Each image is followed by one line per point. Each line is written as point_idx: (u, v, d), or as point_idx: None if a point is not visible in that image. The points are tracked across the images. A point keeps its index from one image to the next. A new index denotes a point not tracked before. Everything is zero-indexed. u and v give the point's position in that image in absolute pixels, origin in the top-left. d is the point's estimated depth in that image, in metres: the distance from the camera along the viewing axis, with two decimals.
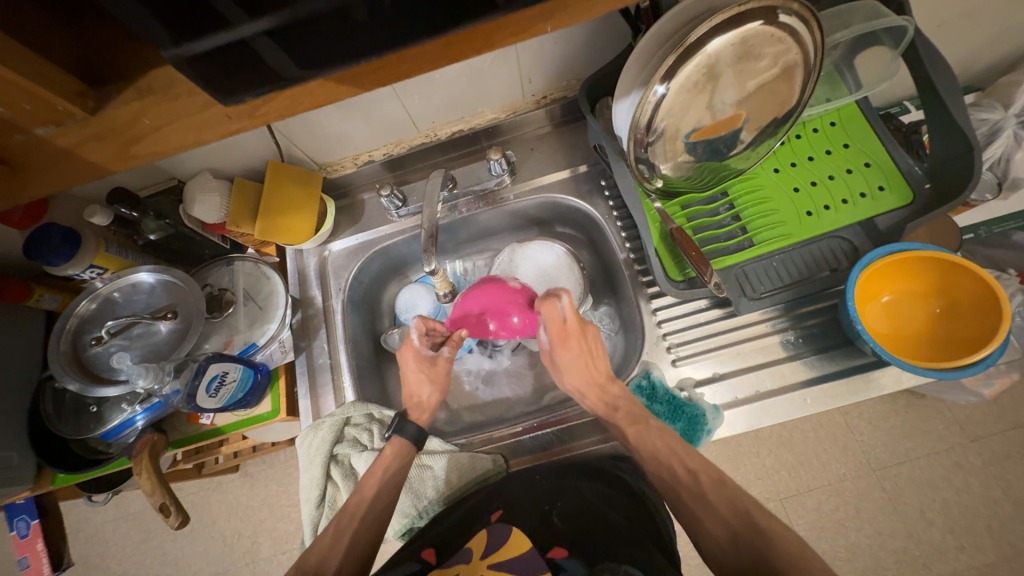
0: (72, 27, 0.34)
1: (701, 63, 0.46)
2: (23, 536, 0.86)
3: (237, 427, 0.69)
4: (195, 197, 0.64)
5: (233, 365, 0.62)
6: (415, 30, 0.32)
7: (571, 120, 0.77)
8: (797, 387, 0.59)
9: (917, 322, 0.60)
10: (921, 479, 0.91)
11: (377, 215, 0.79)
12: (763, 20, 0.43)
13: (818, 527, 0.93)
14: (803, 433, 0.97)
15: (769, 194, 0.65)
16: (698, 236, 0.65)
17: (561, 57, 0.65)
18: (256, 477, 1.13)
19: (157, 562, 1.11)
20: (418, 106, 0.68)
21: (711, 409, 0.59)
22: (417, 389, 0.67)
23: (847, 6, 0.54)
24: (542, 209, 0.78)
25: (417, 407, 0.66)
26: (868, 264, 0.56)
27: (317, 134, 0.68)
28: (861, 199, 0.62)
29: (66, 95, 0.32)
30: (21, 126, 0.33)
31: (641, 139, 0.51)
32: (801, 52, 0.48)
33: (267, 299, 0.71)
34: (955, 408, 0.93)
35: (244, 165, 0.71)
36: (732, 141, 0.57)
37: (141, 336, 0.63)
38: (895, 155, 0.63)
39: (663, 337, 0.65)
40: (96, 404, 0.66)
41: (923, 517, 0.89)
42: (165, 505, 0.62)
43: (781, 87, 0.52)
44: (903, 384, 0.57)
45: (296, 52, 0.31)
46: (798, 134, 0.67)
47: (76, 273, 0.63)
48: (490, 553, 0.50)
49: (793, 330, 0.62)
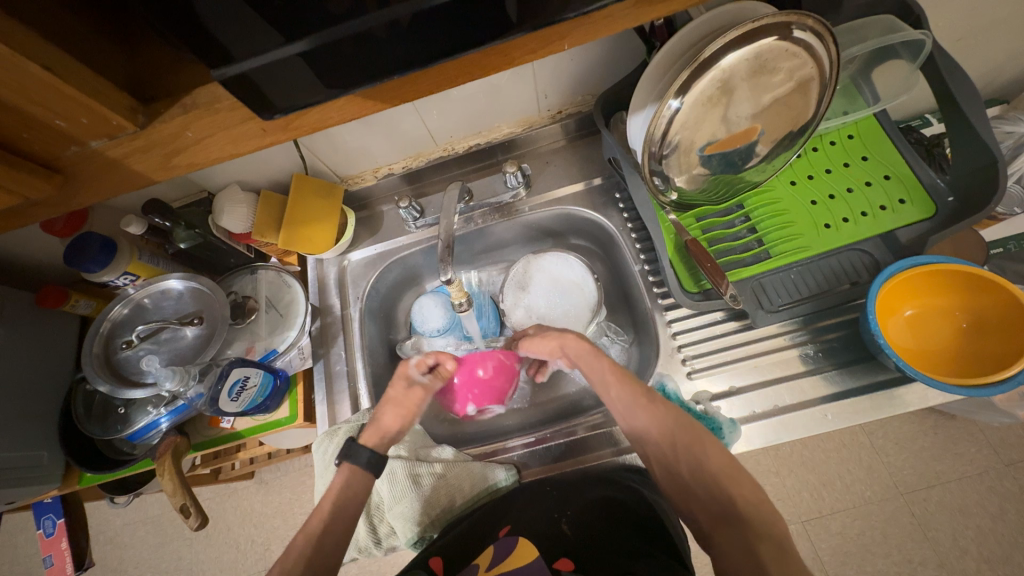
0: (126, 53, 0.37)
1: (715, 78, 0.47)
2: (49, 535, 0.89)
3: (257, 431, 0.70)
4: (224, 207, 0.67)
5: (254, 370, 0.63)
6: (440, 50, 0.34)
7: (587, 134, 0.78)
8: (817, 402, 0.58)
9: (942, 338, 0.58)
10: (952, 505, 0.87)
11: (394, 226, 0.81)
12: (778, 34, 0.44)
13: (843, 553, 0.89)
14: (826, 452, 0.94)
15: (786, 206, 0.65)
16: (714, 248, 0.65)
17: (575, 73, 0.67)
18: (271, 484, 1.15)
19: (172, 566, 1.12)
20: (437, 120, 0.70)
21: (729, 423, 0.58)
22: (390, 420, 0.59)
23: (862, 21, 0.55)
24: (557, 220, 0.79)
25: (375, 432, 0.58)
26: (890, 277, 0.55)
27: (340, 148, 0.71)
28: (881, 212, 0.61)
29: (119, 111, 0.34)
30: (78, 139, 0.35)
31: (656, 152, 0.52)
32: (816, 66, 0.48)
33: (288, 306, 0.73)
34: (986, 429, 0.90)
35: (270, 177, 0.74)
36: (747, 153, 0.57)
37: (169, 340, 0.65)
38: (916, 168, 0.62)
39: (678, 350, 0.64)
40: (124, 406, 0.68)
41: (955, 545, 0.85)
42: (184, 507, 0.63)
43: (797, 100, 0.52)
44: (929, 402, 0.55)
45: (327, 73, 0.34)
46: (815, 147, 0.67)
47: (110, 279, 0.66)
48: (495, 565, 0.49)
49: (812, 344, 0.61)
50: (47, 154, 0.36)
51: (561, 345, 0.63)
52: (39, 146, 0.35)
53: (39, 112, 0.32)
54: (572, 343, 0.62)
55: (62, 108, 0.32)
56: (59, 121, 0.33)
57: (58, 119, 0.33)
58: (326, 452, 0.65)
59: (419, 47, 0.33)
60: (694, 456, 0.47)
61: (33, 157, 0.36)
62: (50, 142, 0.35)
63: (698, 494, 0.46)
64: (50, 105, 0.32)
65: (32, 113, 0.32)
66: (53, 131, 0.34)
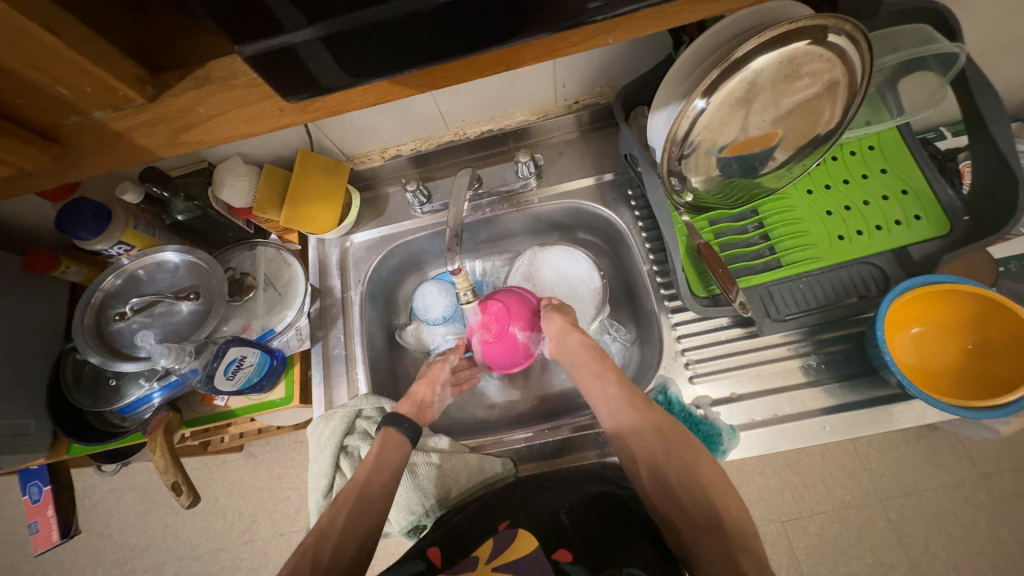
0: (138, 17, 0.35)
1: (744, 80, 0.45)
2: (35, 501, 0.89)
3: (251, 410, 0.70)
4: (225, 180, 0.65)
5: (251, 350, 0.62)
6: (464, 41, 0.32)
7: (601, 126, 0.76)
8: (817, 414, 0.58)
9: (946, 357, 0.58)
10: (927, 512, 0.89)
11: (400, 210, 0.79)
12: (812, 38, 0.42)
13: (818, 552, 0.91)
14: (810, 456, 0.96)
15: (801, 215, 0.64)
16: (725, 253, 0.64)
17: (596, 64, 0.65)
18: (260, 458, 1.14)
19: (158, 534, 1.13)
20: (450, 103, 0.68)
21: (728, 430, 0.58)
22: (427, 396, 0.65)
23: (897, 29, 0.53)
24: (566, 214, 0.78)
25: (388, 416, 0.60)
26: (901, 293, 0.54)
27: (347, 126, 0.68)
28: (896, 226, 0.60)
29: (126, 81, 0.32)
30: (80, 109, 0.34)
31: (675, 152, 0.51)
32: (847, 72, 0.47)
33: (287, 286, 0.72)
34: (968, 443, 0.91)
35: (275, 152, 0.71)
36: (767, 158, 0.56)
37: (163, 314, 0.64)
38: (934, 184, 0.61)
39: (681, 353, 0.64)
40: (115, 378, 0.66)
41: (928, 551, 0.88)
42: (176, 484, 0.62)
43: (824, 105, 0.51)
44: (926, 419, 0.56)
45: (346, 58, 0.32)
46: (834, 156, 0.66)
47: (104, 248, 0.64)
48: (494, 556, 0.49)
49: (815, 355, 0.61)
50: (46, 123, 0.34)
51: (562, 330, 0.64)
52: (37, 115, 0.33)
53: (38, 77, 0.30)
54: (575, 335, 0.63)
55: (64, 75, 0.30)
56: (61, 89, 0.31)
57: (59, 87, 0.31)
58: (322, 435, 0.65)
59: (443, 38, 0.31)
60: (684, 460, 0.51)
61: (31, 126, 0.34)
62: (51, 111, 0.33)
63: None
64: (53, 71, 0.30)
65: (32, 79, 0.30)
66: (52, 99, 0.32)
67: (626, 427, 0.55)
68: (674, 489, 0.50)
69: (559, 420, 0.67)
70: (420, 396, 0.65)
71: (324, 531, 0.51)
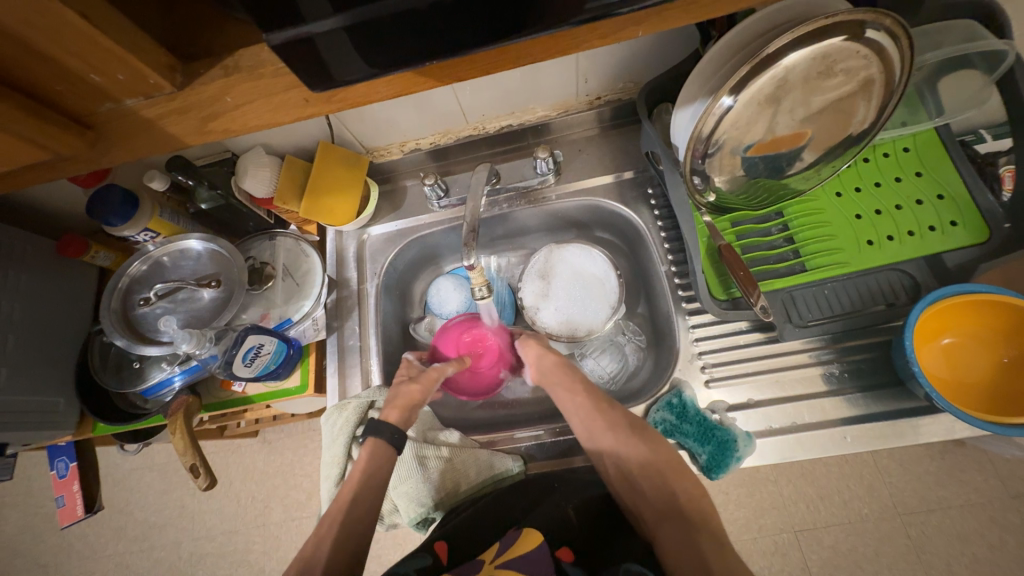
0: (169, 10, 0.36)
1: (775, 77, 0.43)
2: (61, 476, 0.93)
3: (268, 397, 0.71)
4: (248, 170, 0.66)
5: (269, 338, 0.63)
6: (489, 33, 0.31)
7: (622, 123, 0.75)
8: (837, 424, 0.56)
9: (980, 370, 0.56)
10: (949, 530, 0.86)
11: (417, 203, 0.79)
12: (849, 34, 0.41)
13: (832, 565, 0.89)
14: (827, 467, 0.93)
15: (828, 218, 0.62)
16: (747, 256, 0.62)
17: (619, 59, 0.64)
18: (274, 444, 1.17)
19: (175, 513, 1.16)
20: (470, 98, 0.68)
21: (744, 437, 0.57)
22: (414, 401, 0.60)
23: (941, 24, 0.51)
24: (583, 211, 0.77)
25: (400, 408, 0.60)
26: (934, 302, 0.52)
27: (367, 119, 0.69)
28: (930, 233, 0.58)
29: (157, 69, 0.33)
30: (113, 96, 0.34)
31: (699, 151, 0.49)
32: (884, 70, 0.45)
33: (304, 276, 0.73)
34: (997, 460, 0.87)
35: (296, 144, 0.72)
36: (794, 158, 0.54)
37: (185, 301, 0.65)
38: (973, 189, 0.58)
39: (698, 356, 0.63)
40: (139, 360, 0.68)
41: (948, 570, 0.85)
42: (194, 466, 0.64)
43: (857, 105, 0.49)
44: (953, 434, 0.54)
45: (369, 48, 0.31)
46: (866, 158, 0.63)
47: (131, 234, 0.66)
48: (500, 555, 0.47)
49: (837, 364, 0.59)
50: (80, 109, 0.35)
51: (539, 354, 0.63)
52: (72, 101, 0.34)
53: (74, 63, 0.31)
54: (551, 355, 0.63)
55: (99, 62, 0.31)
56: (95, 75, 0.32)
57: (93, 73, 0.32)
58: (335, 424, 0.66)
59: (467, 28, 0.31)
60: None
61: (66, 111, 0.35)
62: (85, 97, 0.34)
63: None
64: (88, 58, 0.30)
65: (68, 65, 0.31)
66: (87, 86, 0.33)
67: (638, 429, 0.54)
68: (664, 495, 0.51)
69: (562, 421, 0.67)
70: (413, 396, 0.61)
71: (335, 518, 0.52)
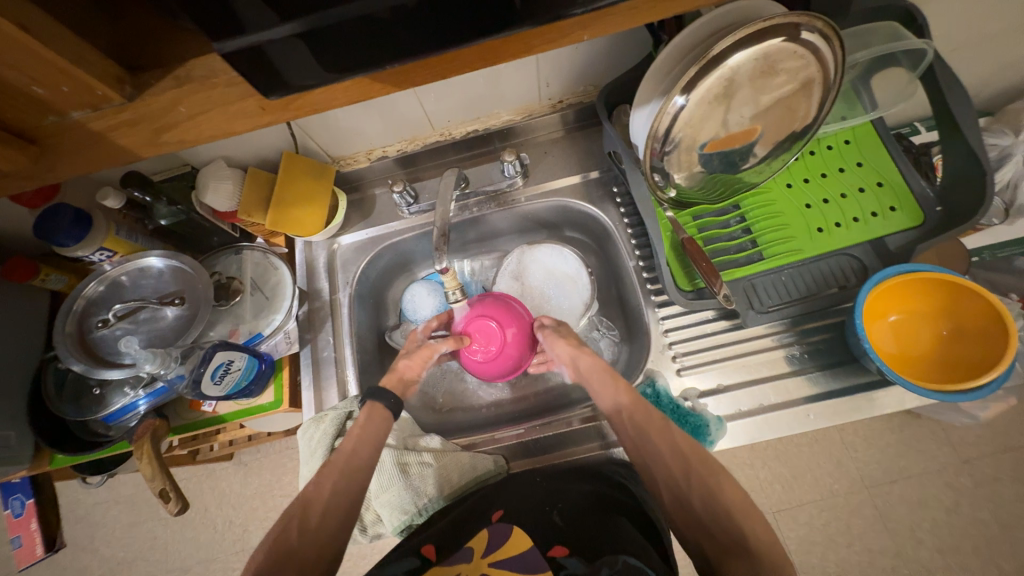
0: (119, 23, 0.36)
1: (722, 77, 0.46)
2: (17, 515, 0.88)
3: (239, 415, 0.69)
4: (208, 184, 0.65)
5: (239, 353, 0.62)
6: (442, 38, 0.32)
7: (585, 125, 0.77)
8: (800, 402, 0.59)
9: (922, 343, 0.60)
10: (912, 498, 0.91)
11: (387, 211, 0.79)
12: (785, 36, 0.43)
13: (809, 541, 0.93)
14: (798, 447, 0.97)
15: (781, 209, 0.65)
16: (709, 247, 0.65)
17: (578, 63, 0.66)
18: (250, 466, 1.13)
19: (146, 547, 1.11)
20: (434, 103, 0.68)
21: (715, 420, 0.59)
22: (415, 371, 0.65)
23: (869, 26, 0.55)
24: (553, 212, 0.78)
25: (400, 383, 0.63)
26: (877, 283, 0.56)
27: (332, 127, 0.68)
28: (872, 218, 0.62)
29: (105, 80, 0.32)
30: (58, 109, 0.33)
31: (658, 149, 0.51)
32: (820, 69, 0.48)
33: (274, 289, 0.71)
34: (949, 429, 0.93)
35: (259, 155, 0.71)
36: (746, 153, 0.57)
37: (148, 320, 0.63)
38: (907, 176, 0.63)
39: (668, 346, 0.65)
40: (99, 385, 0.65)
41: (913, 536, 0.89)
42: (164, 491, 0.62)
43: (799, 102, 0.52)
44: (905, 405, 0.57)
45: (324, 54, 0.32)
46: (812, 151, 0.67)
47: (85, 254, 0.63)
48: (490, 552, 0.51)
49: (797, 346, 0.62)
50: (23, 123, 0.34)
51: (573, 356, 0.62)
52: (14, 115, 0.33)
53: (16, 77, 0.30)
54: (587, 357, 0.61)
55: (42, 75, 0.30)
56: (38, 88, 0.31)
57: (36, 86, 0.31)
58: (312, 437, 0.64)
59: (420, 33, 0.32)
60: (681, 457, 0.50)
61: (8, 126, 0.33)
62: (28, 111, 0.33)
63: (685, 491, 0.48)
64: (29, 71, 0.30)
65: (10, 79, 0.30)
66: (31, 99, 0.32)
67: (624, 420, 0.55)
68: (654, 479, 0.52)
69: (542, 418, 0.67)
70: (406, 372, 0.64)
71: (317, 494, 0.50)
